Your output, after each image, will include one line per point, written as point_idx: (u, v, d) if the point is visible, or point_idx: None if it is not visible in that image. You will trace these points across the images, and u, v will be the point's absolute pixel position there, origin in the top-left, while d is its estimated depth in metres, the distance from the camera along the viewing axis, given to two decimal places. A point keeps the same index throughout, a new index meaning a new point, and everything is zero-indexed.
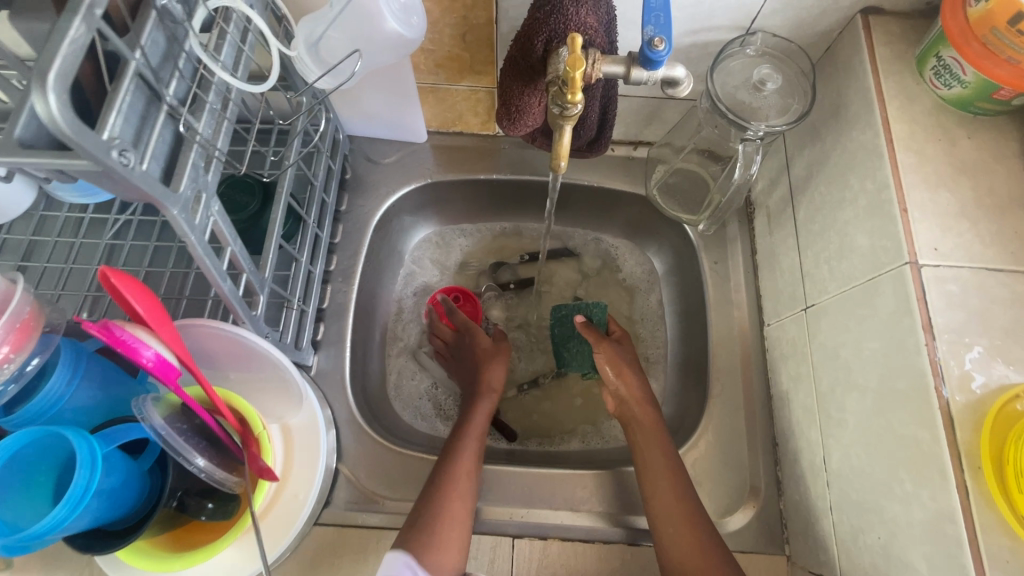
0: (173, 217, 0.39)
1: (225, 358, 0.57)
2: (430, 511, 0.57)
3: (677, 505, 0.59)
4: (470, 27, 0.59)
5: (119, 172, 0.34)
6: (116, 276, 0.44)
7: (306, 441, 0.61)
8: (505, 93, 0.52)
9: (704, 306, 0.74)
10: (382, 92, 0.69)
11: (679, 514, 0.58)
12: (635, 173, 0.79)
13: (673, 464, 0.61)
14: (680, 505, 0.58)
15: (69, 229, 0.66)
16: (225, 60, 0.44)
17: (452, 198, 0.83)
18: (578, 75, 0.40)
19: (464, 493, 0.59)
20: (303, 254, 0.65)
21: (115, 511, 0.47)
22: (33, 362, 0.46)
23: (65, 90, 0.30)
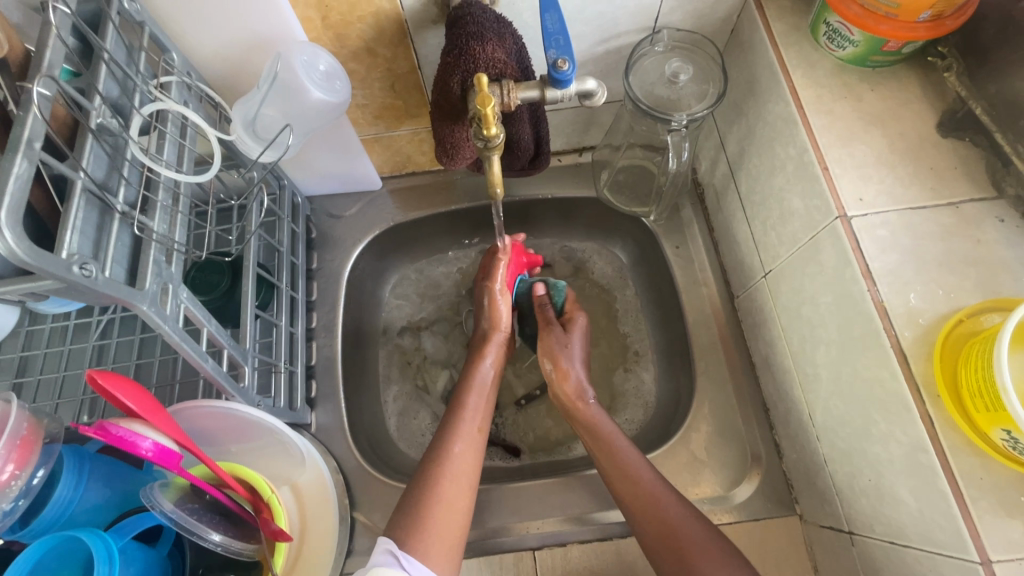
0: (143, 313, 0.41)
1: (223, 434, 0.59)
2: (422, 495, 0.54)
3: (649, 504, 0.57)
4: (396, 77, 0.62)
5: (83, 284, 0.37)
6: (103, 377, 0.46)
7: (318, 496, 0.63)
8: (437, 133, 0.56)
9: (675, 291, 0.77)
10: (329, 151, 0.72)
11: (647, 519, 0.56)
12: (584, 178, 0.82)
13: (630, 461, 0.60)
14: (646, 504, 0.57)
15: (57, 338, 0.68)
16: (168, 159, 0.47)
17: (417, 235, 0.86)
18: (490, 111, 0.44)
19: (464, 474, 0.56)
20: (281, 318, 0.67)
21: None
22: (39, 474, 0.47)
23: (17, 223, 0.32)
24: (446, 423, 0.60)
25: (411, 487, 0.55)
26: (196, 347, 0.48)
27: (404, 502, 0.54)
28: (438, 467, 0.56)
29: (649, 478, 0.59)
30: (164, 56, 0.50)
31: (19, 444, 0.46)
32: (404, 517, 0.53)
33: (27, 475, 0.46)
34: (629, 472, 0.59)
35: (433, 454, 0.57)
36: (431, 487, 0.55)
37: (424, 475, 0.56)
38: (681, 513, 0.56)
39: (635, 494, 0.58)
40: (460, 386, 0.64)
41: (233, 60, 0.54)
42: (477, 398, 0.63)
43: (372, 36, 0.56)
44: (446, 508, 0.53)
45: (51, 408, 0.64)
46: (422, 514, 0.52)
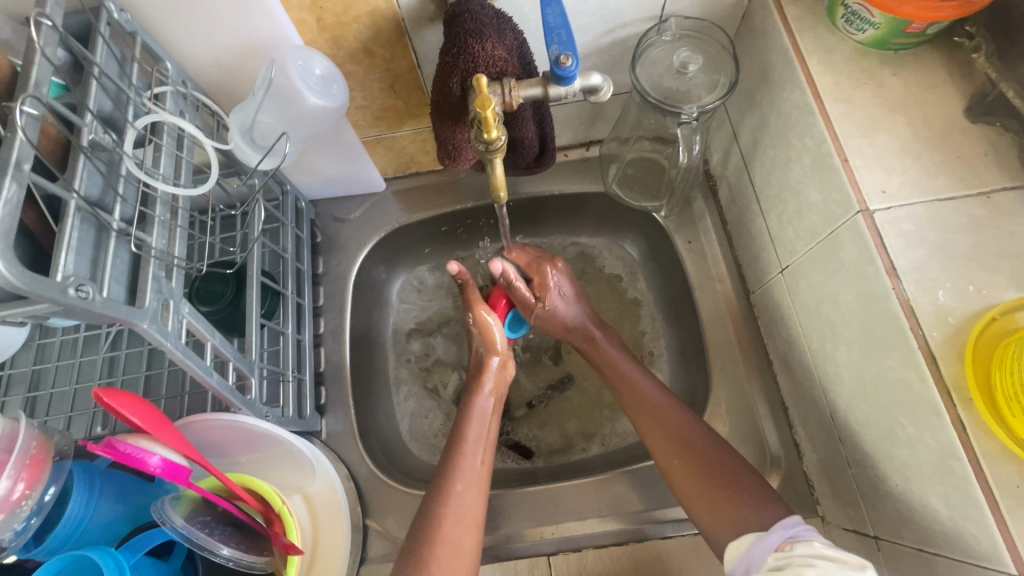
0: (144, 330, 0.41)
1: (232, 445, 0.59)
2: (427, 539, 0.54)
3: (691, 453, 0.57)
4: (395, 77, 0.60)
5: (80, 306, 0.36)
6: (109, 395, 0.45)
7: (329, 505, 0.63)
8: (438, 134, 0.55)
9: (688, 287, 0.75)
10: (330, 154, 0.71)
11: (684, 465, 0.56)
12: (592, 173, 0.80)
13: (672, 416, 0.60)
14: (676, 442, 0.58)
15: (68, 350, 0.68)
16: (164, 172, 0.46)
17: (423, 236, 0.85)
18: (490, 113, 0.42)
19: (468, 515, 0.56)
20: (288, 326, 0.67)
21: None
22: (50, 492, 0.47)
23: (8, 247, 0.31)
24: (445, 462, 0.59)
25: (416, 526, 0.55)
26: (200, 363, 0.48)
27: (410, 544, 0.54)
28: (439, 510, 0.55)
29: (696, 428, 0.58)
30: (158, 66, 0.49)
31: (30, 462, 0.45)
32: (411, 562, 0.53)
33: (38, 492, 0.46)
34: (664, 416, 0.60)
35: (436, 493, 0.57)
36: (434, 530, 0.54)
37: (429, 518, 0.55)
38: (722, 460, 0.56)
39: (670, 445, 0.58)
40: (460, 418, 0.63)
41: (228, 67, 0.53)
42: (477, 431, 0.61)
43: (369, 36, 0.54)
44: (451, 551, 0.53)
45: (64, 422, 0.64)
46: (428, 558, 0.53)
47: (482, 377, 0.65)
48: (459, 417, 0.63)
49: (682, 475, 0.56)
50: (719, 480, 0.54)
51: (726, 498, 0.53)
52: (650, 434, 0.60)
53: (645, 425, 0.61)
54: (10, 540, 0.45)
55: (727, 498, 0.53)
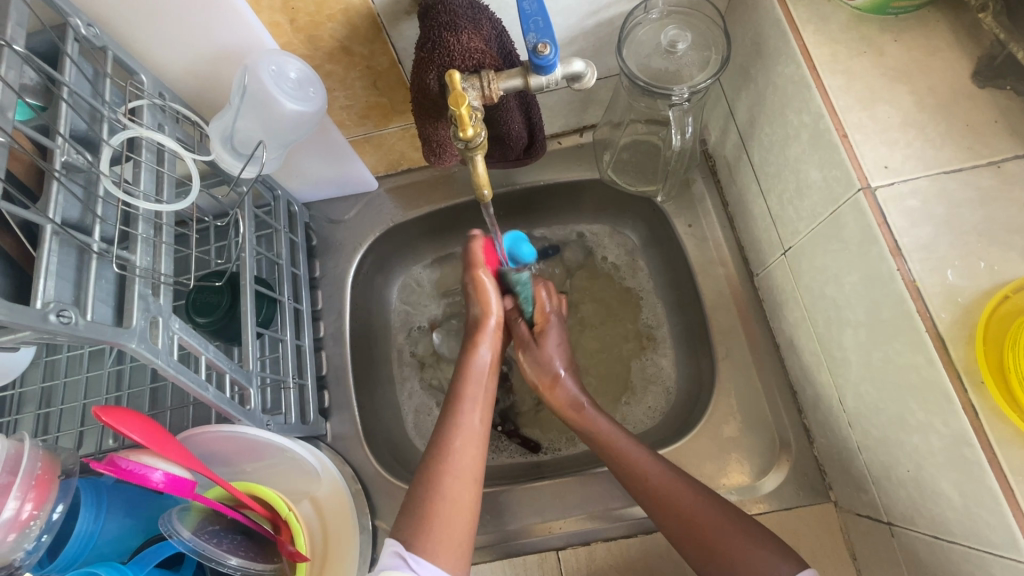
0: (133, 350, 0.41)
1: (234, 454, 0.59)
2: (426, 495, 0.53)
3: (685, 504, 0.55)
4: (377, 74, 0.59)
5: (64, 332, 0.36)
6: (108, 414, 0.45)
7: (336, 508, 0.63)
8: (421, 132, 0.53)
9: (690, 271, 0.73)
10: (318, 155, 0.70)
11: (683, 525, 0.55)
12: (587, 160, 0.78)
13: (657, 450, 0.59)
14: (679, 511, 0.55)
15: (75, 366, 0.68)
16: (145, 187, 0.46)
17: (420, 233, 0.84)
18: (465, 110, 0.41)
19: (468, 471, 0.56)
20: (286, 333, 0.67)
21: None
22: (58, 509, 0.48)
23: None
24: (445, 419, 0.59)
25: (416, 485, 0.55)
26: (194, 377, 0.47)
27: (411, 499, 0.54)
28: (441, 463, 0.55)
29: (690, 490, 0.56)
30: (132, 80, 0.49)
31: (36, 483, 0.46)
32: (412, 517, 0.52)
33: (46, 512, 0.47)
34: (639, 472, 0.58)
35: (434, 449, 0.57)
36: (434, 486, 0.54)
37: (426, 476, 0.55)
38: (715, 512, 0.55)
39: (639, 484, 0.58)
40: (457, 377, 0.63)
41: (204, 75, 0.52)
42: (474, 390, 0.61)
43: (346, 35, 0.52)
44: (451, 506, 0.53)
45: (75, 437, 0.65)
46: (428, 513, 0.52)
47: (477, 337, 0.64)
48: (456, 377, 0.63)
49: (674, 524, 0.55)
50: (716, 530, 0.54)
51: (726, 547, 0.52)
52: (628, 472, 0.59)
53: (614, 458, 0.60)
54: (22, 560, 0.46)
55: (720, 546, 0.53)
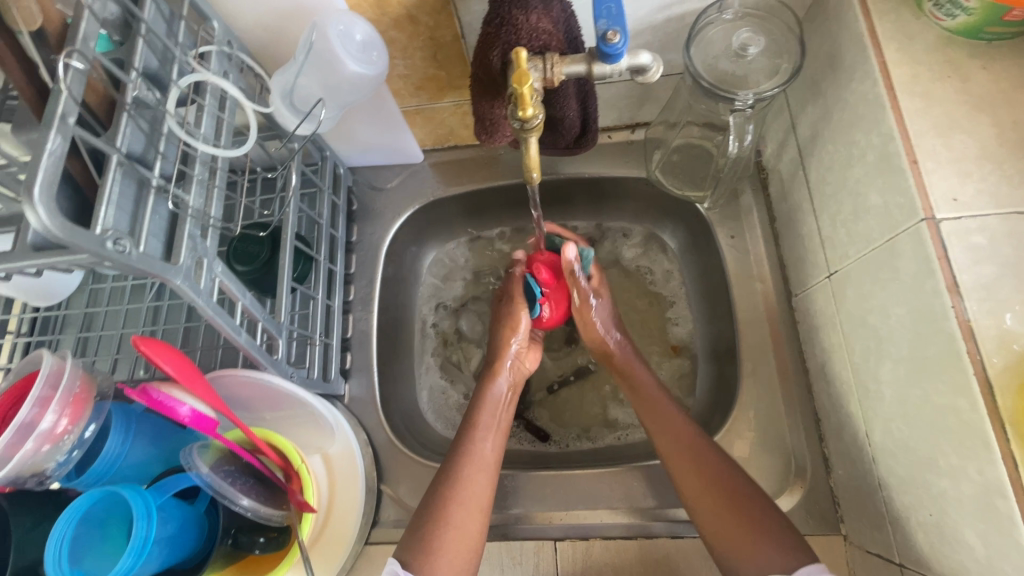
0: (177, 287, 0.42)
1: (258, 402, 0.59)
2: (432, 519, 0.54)
3: (713, 472, 0.56)
4: (439, 46, 0.59)
5: (118, 259, 0.37)
6: (145, 343, 0.48)
7: (346, 467, 0.63)
8: (476, 109, 0.53)
9: (726, 283, 0.71)
10: (371, 122, 0.70)
11: (706, 492, 0.56)
12: (635, 157, 0.77)
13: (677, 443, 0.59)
14: (706, 478, 0.56)
15: (117, 296, 0.72)
16: (206, 131, 0.47)
17: (457, 211, 0.84)
18: (526, 90, 0.41)
19: (477, 498, 0.56)
20: (319, 291, 0.68)
21: (179, 554, 0.51)
22: (90, 428, 0.51)
23: (52, 198, 0.33)
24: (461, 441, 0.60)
25: (428, 502, 0.56)
26: (229, 320, 0.49)
27: (416, 522, 0.55)
28: (449, 488, 0.56)
29: (722, 459, 0.57)
30: (204, 25, 0.50)
31: (73, 400, 0.49)
32: (415, 539, 0.53)
33: (79, 428, 0.50)
34: (676, 429, 0.60)
35: (446, 473, 0.57)
36: (441, 511, 0.54)
37: (434, 501, 0.55)
38: (759, 500, 0.54)
39: (677, 453, 0.59)
40: (472, 405, 0.64)
41: (272, 29, 0.53)
42: (490, 417, 0.63)
43: (415, 4, 0.53)
44: (456, 534, 0.53)
45: (109, 364, 0.68)
46: (433, 537, 0.53)
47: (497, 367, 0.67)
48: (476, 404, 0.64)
49: (701, 494, 0.56)
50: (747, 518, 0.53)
51: (747, 535, 0.52)
52: (666, 437, 0.60)
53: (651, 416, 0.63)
54: (53, 470, 0.49)
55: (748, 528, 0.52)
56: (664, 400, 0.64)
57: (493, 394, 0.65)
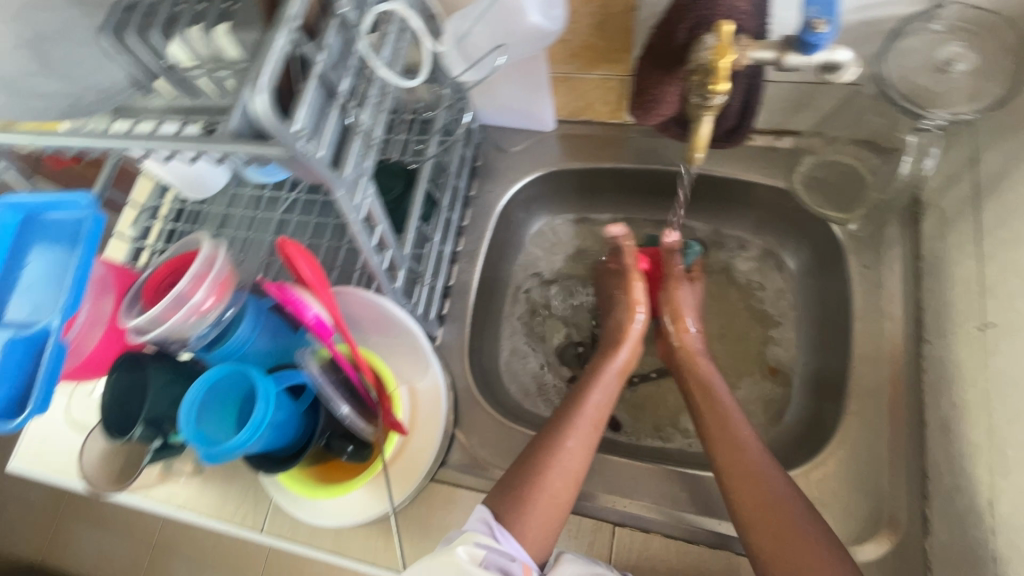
0: (337, 197, 0.45)
1: (369, 322, 0.64)
2: (528, 479, 0.56)
3: (773, 492, 0.54)
4: (608, 15, 0.60)
5: (302, 159, 0.41)
6: (291, 246, 0.53)
7: (429, 406, 0.65)
8: (640, 83, 0.52)
9: (847, 314, 0.67)
10: (519, 83, 0.71)
11: (762, 509, 0.54)
12: (775, 163, 0.73)
13: (765, 460, 0.57)
14: (763, 496, 0.54)
15: (251, 204, 0.79)
16: (387, 58, 0.50)
17: (575, 187, 0.84)
18: (725, 63, 0.39)
19: (574, 471, 0.58)
20: (436, 234, 0.70)
21: (280, 440, 0.55)
22: (229, 311, 0.56)
23: (269, 90, 0.37)
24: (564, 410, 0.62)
25: (522, 462, 0.58)
26: (368, 240, 0.52)
27: (511, 478, 0.57)
28: (549, 455, 0.58)
29: (781, 480, 0.55)
30: None
31: (220, 282, 0.54)
32: (509, 493, 0.56)
33: (221, 308, 0.55)
34: (739, 442, 0.59)
35: (548, 440, 0.59)
36: (538, 474, 0.57)
37: (531, 462, 0.57)
38: (814, 530, 0.52)
39: (735, 465, 0.57)
40: (586, 378, 0.65)
41: None
42: (601, 393, 0.63)
43: None
44: (549, 499, 0.56)
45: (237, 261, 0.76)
46: (526, 496, 0.55)
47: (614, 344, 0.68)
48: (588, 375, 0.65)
49: (754, 509, 0.54)
50: (804, 538, 0.51)
51: (804, 559, 0.50)
52: (728, 451, 0.59)
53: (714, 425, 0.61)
54: (195, 339, 0.55)
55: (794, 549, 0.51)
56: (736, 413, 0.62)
57: (607, 372, 0.66)
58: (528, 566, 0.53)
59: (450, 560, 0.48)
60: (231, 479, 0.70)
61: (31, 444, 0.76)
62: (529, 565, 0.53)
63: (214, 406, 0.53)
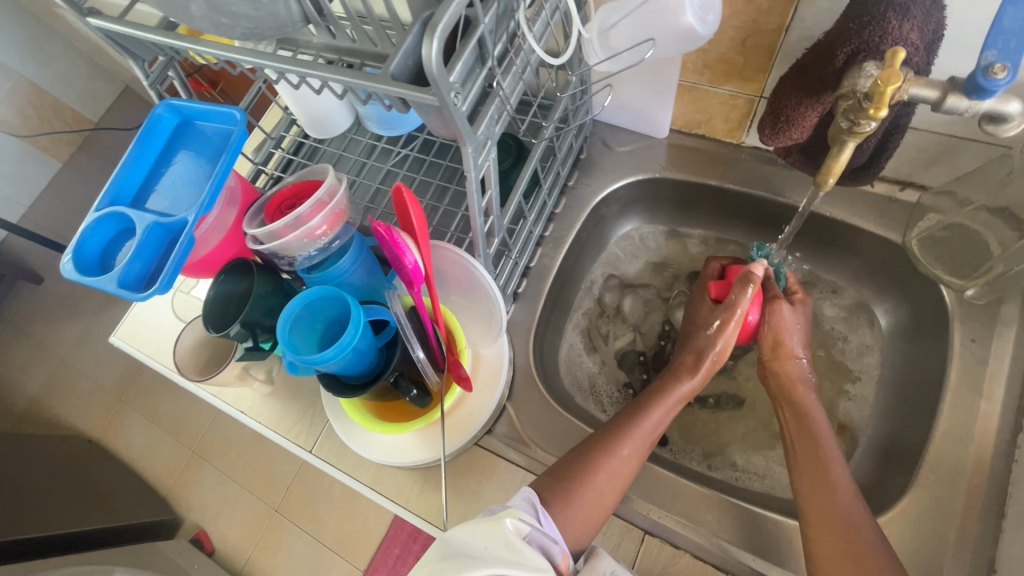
0: (466, 152, 0.48)
1: (453, 282, 0.66)
2: (580, 476, 0.59)
3: (859, 544, 0.52)
4: (754, 32, 0.59)
5: (450, 109, 0.43)
6: (407, 193, 0.56)
7: (489, 373, 0.69)
8: (779, 101, 0.51)
9: (940, 385, 0.63)
10: (643, 83, 0.72)
11: (843, 560, 0.52)
12: (892, 217, 0.70)
13: (823, 507, 0.55)
14: (848, 545, 0.52)
15: (364, 153, 0.86)
16: (536, 34, 0.52)
17: (672, 198, 0.84)
18: (890, 91, 0.37)
19: (619, 479, 0.61)
20: (531, 214, 0.72)
21: (355, 368, 0.58)
22: (337, 242, 0.61)
23: (441, 39, 0.40)
24: (625, 417, 0.64)
25: (570, 461, 0.62)
26: (479, 201, 0.54)
27: (561, 473, 0.61)
28: (601, 459, 0.61)
29: (875, 533, 0.53)
30: None
31: (335, 213, 0.59)
32: (557, 486, 0.60)
33: (330, 236, 0.60)
34: (832, 483, 0.57)
35: (604, 445, 0.62)
36: (588, 475, 0.59)
37: (584, 461, 0.61)
38: None
39: (817, 508, 0.56)
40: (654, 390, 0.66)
41: None
42: (663, 407, 0.65)
43: None
44: (592, 500, 0.59)
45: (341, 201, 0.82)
46: (574, 492, 0.59)
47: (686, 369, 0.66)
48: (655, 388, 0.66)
49: (835, 558, 0.52)
50: None
51: None
52: (818, 491, 0.57)
53: (808, 461, 0.59)
54: (302, 259, 0.61)
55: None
56: (835, 458, 0.59)
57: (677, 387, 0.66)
58: (565, 555, 0.54)
59: (496, 526, 0.49)
60: (295, 397, 0.76)
61: (131, 325, 0.86)
62: (565, 554, 0.54)
63: (306, 320, 0.57)
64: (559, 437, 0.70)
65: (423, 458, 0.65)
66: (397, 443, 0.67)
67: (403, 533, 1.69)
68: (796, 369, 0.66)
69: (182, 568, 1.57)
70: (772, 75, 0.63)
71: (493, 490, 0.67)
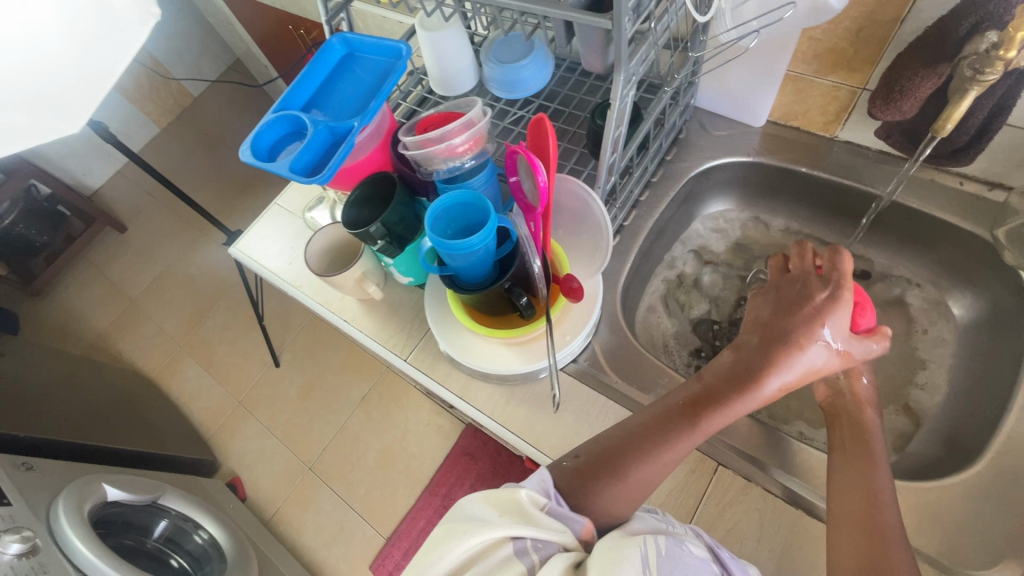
0: (618, 78, 0.56)
1: (567, 214, 0.74)
2: (617, 463, 0.57)
3: (871, 479, 0.55)
4: (870, 23, 0.66)
5: (619, 33, 0.51)
6: (548, 121, 0.64)
7: (584, 304, 0.74)
8: (894, 73, 0.58)
9: (1020, 367, 0.66)
10: (752, 69, 0.79)
11: (851, 500, 0.54)
12: (978, 212, 0.75)
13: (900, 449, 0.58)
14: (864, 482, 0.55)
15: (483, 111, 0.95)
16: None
17: (761, 183, 0.91)
18: (1021, 37, 0.46)
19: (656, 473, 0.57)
20: (636, 171, 0.80)
21: (477, 270, 0.65)
22: (472, 162, 0.70)
23: None
24: (683, 410, 0.59)
25: (611, 445, 0.59)
26: (614, 129, 0.62)
27: (599, 456, 0.58)
28: (644, 451, 0.58)
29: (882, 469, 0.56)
30: None
31: (476, 136, 0.68)
32: (591, 470, 0.57)
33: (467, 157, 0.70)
34: (861, 430, 0.60)
35: (651, 438, 0.58)
36: (626, 467, 0.57)
37: (624, 450, 0.58)
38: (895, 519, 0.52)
39: (842, 448, 0.60)
40: (734, 385, 0.58)
41: None
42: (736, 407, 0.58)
43: None
44: (624, 491, 0.56)
45: None
46: (604, 478, 0.56)
47: (780, 363, 0.58)
48: (738, 380, 0.58)
49: (844, 497, 0.55)
50: (879, 517, 0.52)
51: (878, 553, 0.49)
52: (844, 435, 0.61)
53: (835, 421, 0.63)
54: (442, 171, 0.70)
55: (896, 513, 0.52)
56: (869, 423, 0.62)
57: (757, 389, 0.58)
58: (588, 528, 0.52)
59: (512, 495, 0.51)
60: (399, 310, 0.83)
61: (250, 240, 0.96)
62: (587, 525, 0.52)
63: (442, 219, 0.65)
64: (639, 375, 0.75)
65: (518, 367, 0.72)
66: (494, 351, 0.73)
67: (429, 508, 1.70)
68: (863, 390, 0.64)
69: (217, 503, 1.62)
70: (880, 65, 0.69)
71: (576, 411, 0.72)
